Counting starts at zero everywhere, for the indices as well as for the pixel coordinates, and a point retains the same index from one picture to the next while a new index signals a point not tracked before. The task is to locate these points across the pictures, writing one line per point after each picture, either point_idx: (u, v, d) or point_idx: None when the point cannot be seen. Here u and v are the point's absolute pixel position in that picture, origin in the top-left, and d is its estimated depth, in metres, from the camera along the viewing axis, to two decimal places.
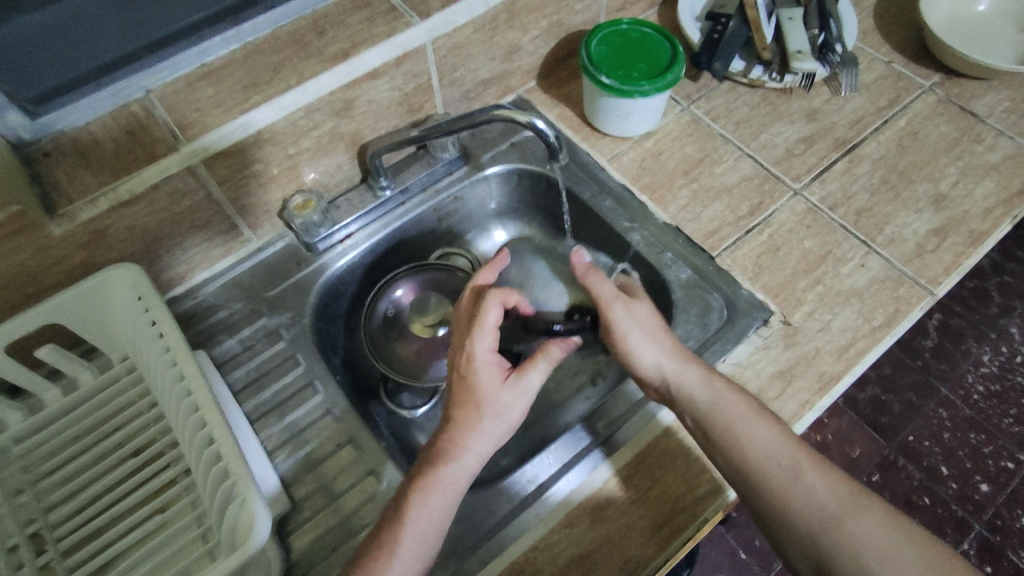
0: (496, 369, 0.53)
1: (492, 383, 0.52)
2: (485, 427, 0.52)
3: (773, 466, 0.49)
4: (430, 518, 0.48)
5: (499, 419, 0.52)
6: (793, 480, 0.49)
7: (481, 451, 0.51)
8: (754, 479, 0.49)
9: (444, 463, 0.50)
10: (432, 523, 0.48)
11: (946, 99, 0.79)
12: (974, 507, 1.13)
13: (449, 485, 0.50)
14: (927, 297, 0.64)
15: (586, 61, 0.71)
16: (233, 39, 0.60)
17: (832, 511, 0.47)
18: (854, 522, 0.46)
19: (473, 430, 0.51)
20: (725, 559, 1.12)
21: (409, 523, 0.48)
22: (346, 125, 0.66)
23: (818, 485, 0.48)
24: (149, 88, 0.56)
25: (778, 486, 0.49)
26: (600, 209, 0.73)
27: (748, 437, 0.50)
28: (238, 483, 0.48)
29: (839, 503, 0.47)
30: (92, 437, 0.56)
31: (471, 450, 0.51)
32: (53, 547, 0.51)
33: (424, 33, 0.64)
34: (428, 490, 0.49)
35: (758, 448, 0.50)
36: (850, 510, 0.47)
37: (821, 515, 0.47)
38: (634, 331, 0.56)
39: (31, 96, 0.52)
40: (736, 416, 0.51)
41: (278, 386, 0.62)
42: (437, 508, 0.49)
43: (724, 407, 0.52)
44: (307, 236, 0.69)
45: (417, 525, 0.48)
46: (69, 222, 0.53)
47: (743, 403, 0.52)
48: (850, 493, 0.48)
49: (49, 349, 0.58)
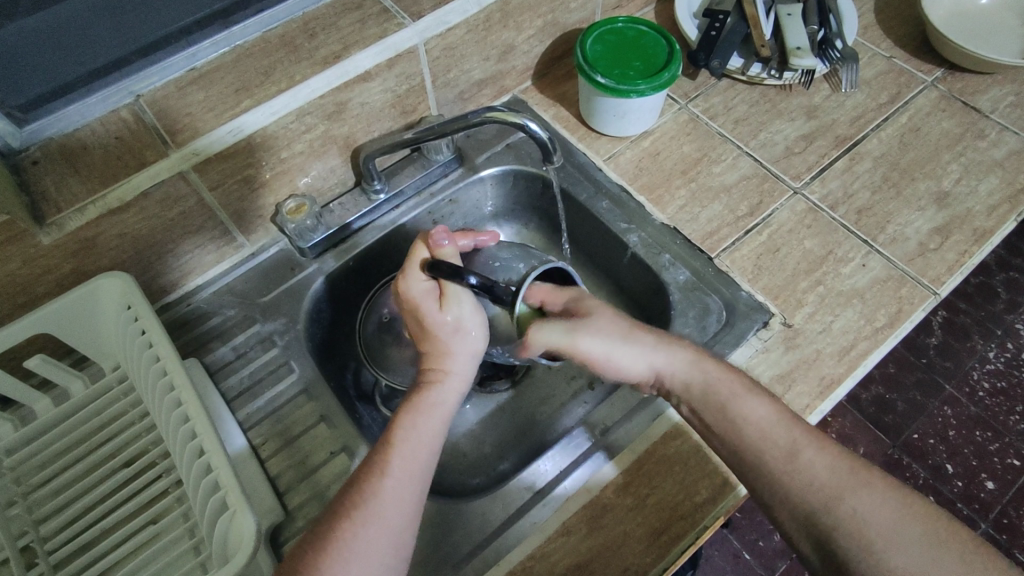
0: (431, 294, 0.56)
1: (432, 308, 0.56)
2: (453, 348, 0.56)
3: (831, 479, 0.46)
4: (419, 437, 0.51)
5: (463, 334, 0.56)
6: (853, 491, 0.45)
7: (459, 368, 0.56)
8: (814, 497, 0.46)
9: (426, 390, 0.55)
10: (421, 443, 0.51)
11: (948, 95, 0.78)
12: (980, 505, 1.11)
13: (434, 407, 0.53)
14: (929, 297, 0.63)
15: (581, 60, 0.69)
16: (223, 43, 0.58)
17: (883, 523, 0.44)
18: (925, 541, 0.43)
19: (445, 356, 0.56)
20: (729, 562, 1.11)
21: (397, 445, 0.50)
22: (339, 128, 0.66)
23: (814, 462, 0.47)
24: (138, 94, 0.53)
25: (839, 499, 0.45)
26: (598, 210, 0.71)
27: (803, 452, 0.48)
28: (229, 494, 0.47)
29: (905, 519, 0.44)
30: (83, 448, 0.55)
31: (451, 373, 0.56)
32: (44, 560, 0.50)
33: (416, 35, 0.63)
34: (412, 415, 0.52)
35: (816, 461, 0.47)
36: (925, 533, 0.44)
37: (890, 535, 0.43)
38: (611, 344, 0.53)
39: (19, 104, 0.50)
40: (777, 426, 0.49)
41: (271, 393, 0.61)
42: (425, 427, 0.52)
43: (746, 419, 0.49)
44: (300, 240, 0.68)
45: (406, 446, 0.50)
46: (59, 231, 0.52)
47: (760, 413, 0.49)
48: (922, 510, 0.45)
49: (39, 359, 0.57)
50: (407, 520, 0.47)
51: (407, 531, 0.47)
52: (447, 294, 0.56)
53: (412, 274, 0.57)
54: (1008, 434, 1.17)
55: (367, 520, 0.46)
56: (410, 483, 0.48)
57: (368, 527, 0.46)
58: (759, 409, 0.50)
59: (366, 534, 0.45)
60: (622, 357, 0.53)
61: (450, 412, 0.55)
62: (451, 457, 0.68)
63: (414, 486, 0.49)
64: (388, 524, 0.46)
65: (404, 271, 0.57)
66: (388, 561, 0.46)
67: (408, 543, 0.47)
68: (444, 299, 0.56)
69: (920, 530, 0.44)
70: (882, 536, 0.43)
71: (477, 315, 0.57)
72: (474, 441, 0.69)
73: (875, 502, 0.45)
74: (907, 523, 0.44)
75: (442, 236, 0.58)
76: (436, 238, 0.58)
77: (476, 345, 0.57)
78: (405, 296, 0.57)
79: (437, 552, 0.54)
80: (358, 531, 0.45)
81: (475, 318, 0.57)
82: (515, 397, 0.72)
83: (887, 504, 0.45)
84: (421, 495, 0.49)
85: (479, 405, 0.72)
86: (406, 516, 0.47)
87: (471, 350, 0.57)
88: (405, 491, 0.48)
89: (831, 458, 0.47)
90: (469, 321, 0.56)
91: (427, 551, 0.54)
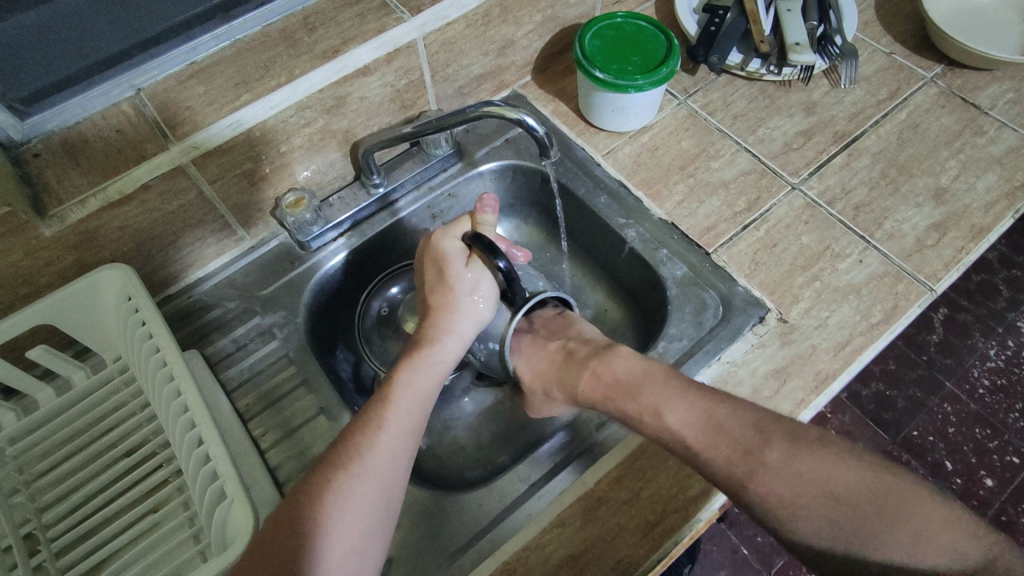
0: (460, 254, 0.60)
1: (456, 263, 0.60)
2: (462, 308, 0.59)
3: (735, 463, 0.48)
4: (415, 395, 0.53)
5: (475, 299, 0.60)
6: (757, 475, 0.47)
7: (459, 331, 0.59)
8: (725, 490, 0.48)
9: (425, 349, 0.57)
10: (417, 399, 0.53)
11: (948, 91, 0.78)
12: (978, 502, 1.12)
13: (432, 364, 0.56)
14: (926, 293, 0.63)
15: (580, 55, 0.70)
16: (223, 36, 0.57)
17: (784, 491, 0.46)
18: (830, 502, 0.45)
19: (451, 316, 0.59)
20: (727, 557, 1.12)
21: (395, 398, 0.52)
22: (338, 123, 0.66)
23: (715, 457, 0.48)
24: (139, 87, 0.52)
25: (748, 485, 0.47)
26: (596, 206, 0.72)
27: (707, 449, 0.49)
28: (229, 484, 0.48)
29: (806, 485, 0.45)
30: (86, 437, 0.56)
31: (451, 333, 0.59)
32: (46, 548, 0.51)
33: (415, 29, 0.63)
34: (412, 372, 0.55)
35: (718, 457, 0.48)
36: (832, 492, 0.45)
37: (796, 504, 0.45)
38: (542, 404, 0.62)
39: (22, 97, 0.50)
40: (682, 428, 0.50)
41: (271, 384, 0.62)
42: (422, 385, 0.54)
43: (669, 413, 0.51)
44: (299, 234, 0.69)
45: (403, 401, 0.53)
46: (60, 223, 0.53)
47: (689, 408, 0.51)
48: (831, 466, 0.46)
49: (41, 350, 0.58)
50: (399, 475, 0.50)
51: (397, 485, 0.49)
52: (475, 255, 0.59)
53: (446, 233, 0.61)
54: (1007, 431, 1.17)
55: (363, 472, 0.48)
56: (403, 440, 0.51)
57: (363, 479, 0.47)
58: (664, 412, 0.51)
59: (362, 487, 0.47)
60: (554, 410, 0.62)
61: (444, 372, 0.57)
62: (450, 450, 0.69)
63: (406, 443, 0.51)
64: (383, 478, 0.48)
65: (444, 228, 0.61)
66: (380, 512, 0.48)
67: (397, 499, 0.49)
68: (471, 259, 0.60)
69: (831, 490, 0.45)
70: (786, 509, 0.46)
71: (493, 286, 0.60)
72: (472, 434, 0.70)
73: (779, 482, 0.46)
74: (813, 486, 0.45)
75: (489, 205, 0.59)
76: (484, 203, 0.59)
77: (483, 312, 0.60)
78: (434, 249, 0.60)
79: (433, 543, 0.54)
80: (353, 482, 0.47)
81: (490, 289, 0.60)
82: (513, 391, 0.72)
83: (791, 469, 0.46)
84: (412, 451, 0.51)
85: (477, 398, 0.72)
86: (396, 470, 0.49)
87: (476, 317, 0.60)
88: (400, 447, 0.50)
89: (729, 434, 0.48)
90: (484, 290, 0.60)
91: (423, 542, 0.54)
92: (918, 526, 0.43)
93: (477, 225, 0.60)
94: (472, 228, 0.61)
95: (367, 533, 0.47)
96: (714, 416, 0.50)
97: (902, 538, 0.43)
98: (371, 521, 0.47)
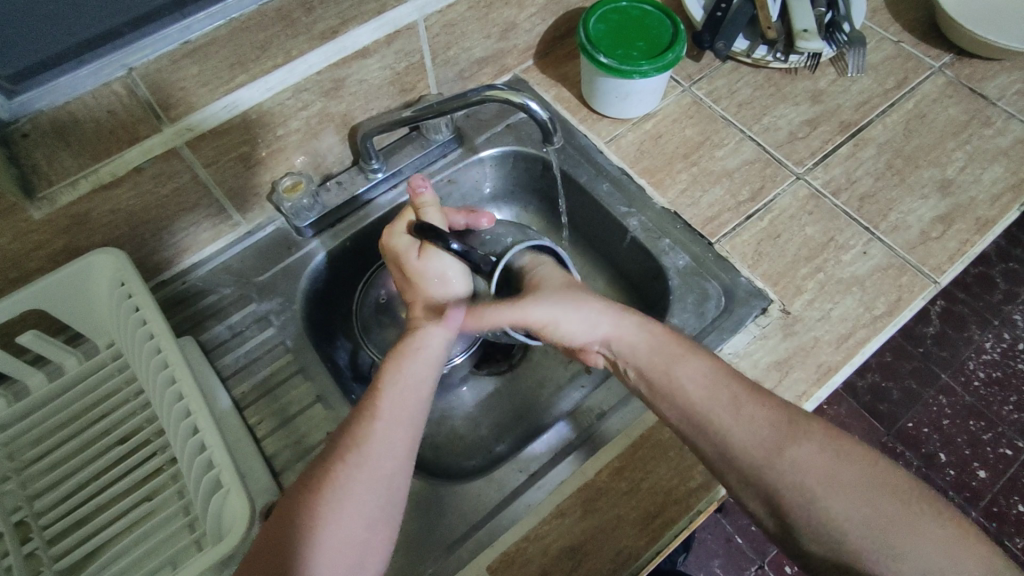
0: (412, 245, 0.59)
1: (413, 258, 0.59)
2: (437, 294, 0.59)
3: (774, 427, 0.49)
4: (408, 383, 0.53)
5: (446, 283, 0.59)
6: (793, 440, 0.48)
7: (445, 315, 0.58)
8: (755, 455, 0.48)
9: (414, 335, 0.56)
10: (410, 386, 0.52)
11: (955, 81, 0.77)
12: (970, 493, 1.12)
13: (423, 349, 0.55)
14: (929, 286, 0.63)
15: (583, 39, 0.68)
16: (219, 14, 0.51)
17: (819, 462, 0.47)
18: (861, 489, 0.46)
19: (429, 303, 0.59)
20: (721, 545, 1.12)
21: (386, 389, 0.52)
22: (336, 106, 0.65)
23: (755, 415, 0.49)
24: (131, 67, 0.49)
25: (784, 447, 0.48)
26: (597, 193, 0.71)
27: (745, 404, 0.50)
28: (223, 474, 0.47)
29: (844, 466, 0.47)
30: (78, 424, 0.55)
31: (437, 318, 0.57)
32: (39, 536, 0.50)
33: (416, 10, 0.62)
34: (402, 360, 0.54)
35: (758, 415, 0.49)
36: (870, 485, 0.46)
37: (828, 481, 0.46)
38: (562, 310, 0.55)
39: (7, 74, 0.47)
40: (714, 384, 0.51)
41: (269, 372, 0.61)
42: (416, 372, 0.54)
43: (686, 378, 0.51)
44: (296, 220, 0.67)
45: (397, 390, 0.52)
46: (50, 205, 0.52)
47: (700, 369, 0.52)
48: (863, 460, 0.48)
49: (32, 335, 0.57)
50: (399, 461, 0.49)
51: (400, 472, 0.49)
52: (426, 245, 0.58)
53: (395, 228, 0.59)
54: (1001, 424, 1.17)
55: (359, 463, 0.47)
56: (400, 426, 0.50)
57: (361, 468, 0.47)
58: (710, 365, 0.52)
59: (359, 475, 0.47)
60: (571, 324, 0.56)
61: (439, 357, 0.56)
62: (449, 439, 0.68)
63: (403, 429, 0.50)
64: (379, 465, 0.48)
65: (390, 228, 0.60)
66: (382, 500, 0.47)
67: (401, 483, 0.49)
68: (424, 250, 0.58)
69: (866, 477, 0.47)
70: (819, 485, 0.46)
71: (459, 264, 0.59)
72: (471, 423, 0.69)
73: (812, 453, 0.47)
74: (851, 473, 0.47)
75: (421, 185, 0.59)
76: (416, 186, 0.59)
77: (460, 291, 0.60)
78: (389, 249, 0.60)
79: (431, 534, 0.54)
80: (350, 472, 0.47)
81: (456, 269, 0.59)
82: (513, 379, 0.72)
83: (826, 452, 0.48)
84: (412, 435, 0.51)
85: (476, 387, 0.72)
86: (395, 457, 0.49)
87: (455, 297, 0.59)
88: (396, 433, 0.49)
89: (783, 402, 0.50)
90: (451, 269, 0.59)
91: (420, 532, 0.54)
92: (943, 540, 0.44)
93: (420, 211, 0.60)
94: (416, 215, 0.60)
95: (371, 520, 0.46)
96: (763, 391, 0.51)
97: (929, 546, 0.44)
98: (374, 509, 0.47)
